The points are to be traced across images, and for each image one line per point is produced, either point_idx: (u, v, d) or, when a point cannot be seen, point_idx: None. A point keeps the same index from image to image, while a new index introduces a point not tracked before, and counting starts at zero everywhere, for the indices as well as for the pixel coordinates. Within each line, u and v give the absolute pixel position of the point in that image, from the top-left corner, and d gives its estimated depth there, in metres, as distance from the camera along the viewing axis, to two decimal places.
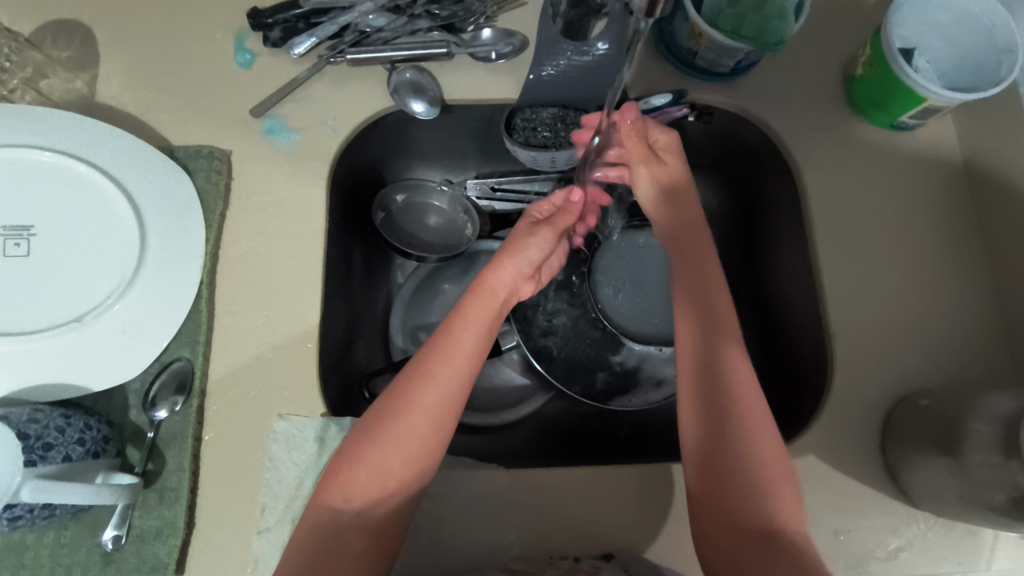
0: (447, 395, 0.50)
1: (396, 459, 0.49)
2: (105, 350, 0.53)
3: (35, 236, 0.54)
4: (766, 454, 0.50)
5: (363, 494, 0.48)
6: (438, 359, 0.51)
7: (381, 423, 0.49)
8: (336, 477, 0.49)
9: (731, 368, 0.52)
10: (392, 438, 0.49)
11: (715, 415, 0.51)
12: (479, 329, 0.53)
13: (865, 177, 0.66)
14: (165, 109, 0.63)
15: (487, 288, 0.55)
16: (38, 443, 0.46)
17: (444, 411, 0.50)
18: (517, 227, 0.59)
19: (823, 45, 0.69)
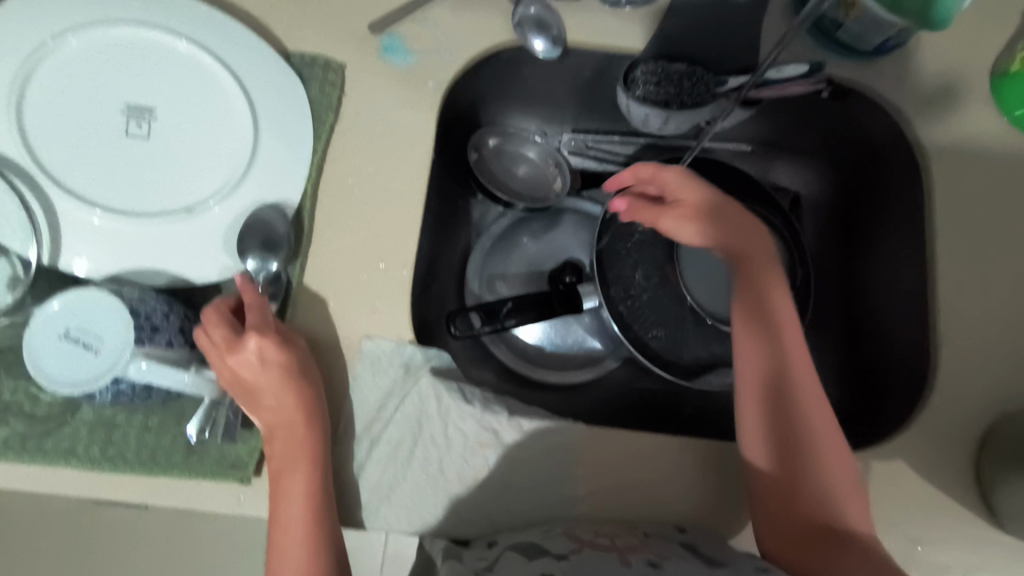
0: (274, 416, 0.49)
1: (298, 488, 0.48)
2: (208, 245, 0.52)
3: (157, 120, 0.52)
4: (830, 440, 0.51)
5: (304, 511, 0.47)
6: (244, 391, 0.48)
7: (280, 456, 0.49)
8: (285, 493, 0.48)
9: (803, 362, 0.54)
10: (287, 468, 0.48)
11: (772, 417, 0.52)
12: (267, 375, 0.48)
13: (999, 181, 0.61)
14: (284, 11, 0.61)
15: (221, 346, 0.47)
16: (147, 324, 0.46)
17: (278, 433, 0.49)
18: (213, 305, 0.49)
19: (977, 35, 0.64)
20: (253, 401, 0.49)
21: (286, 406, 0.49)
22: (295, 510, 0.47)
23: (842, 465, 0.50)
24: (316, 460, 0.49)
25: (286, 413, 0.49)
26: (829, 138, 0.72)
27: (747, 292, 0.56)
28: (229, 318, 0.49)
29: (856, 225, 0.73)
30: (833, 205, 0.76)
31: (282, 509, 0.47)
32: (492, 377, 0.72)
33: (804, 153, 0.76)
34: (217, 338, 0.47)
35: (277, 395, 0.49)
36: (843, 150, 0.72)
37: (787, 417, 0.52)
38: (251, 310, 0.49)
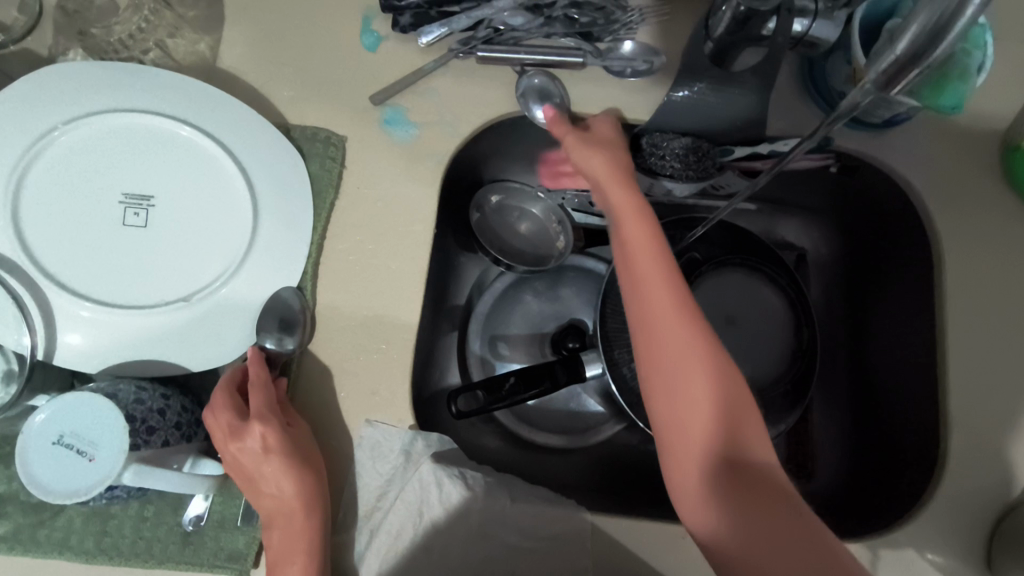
0: (277, 506, 0.47)
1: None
2: (206, 332, 0.51)
3: (155, 207, 0.51)
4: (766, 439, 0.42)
5: None
6: (244, 476, 0.47)
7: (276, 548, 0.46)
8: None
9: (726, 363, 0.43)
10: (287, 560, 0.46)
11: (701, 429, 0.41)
12: (265, 460, 0.46)
13: (1010, 257, 0.60)
14: (285, 83, 0.61)
15: (223, 427, 0.47)
16: (142, 427, 0.45)
17: (280, 522, 0.47)
18: (220, 383, 0.49)
19: (987, 105, 0.63)
20: (254, 488, 0.47)
21: (287, 496, 0.46)
22: None
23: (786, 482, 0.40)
24: (312, 556, 0.46)
25: (287, 503, 0.46)
26: (839, 201, 0.72)
27: (637, 284, 0.45)
28: (233, 399, 0.48)
29: (864, 289, 0.72)
30: (842, 265, 0.76)
31: None
32: (498, 443, 0.71)
33: (816, 213, 0.76)
34: (221, 418, 0.47)
35: (277, 483, 0.46)
36: (853, 214, 0.72)
37: (722, 440, 0.41)
38: (255, 391, 0.49)
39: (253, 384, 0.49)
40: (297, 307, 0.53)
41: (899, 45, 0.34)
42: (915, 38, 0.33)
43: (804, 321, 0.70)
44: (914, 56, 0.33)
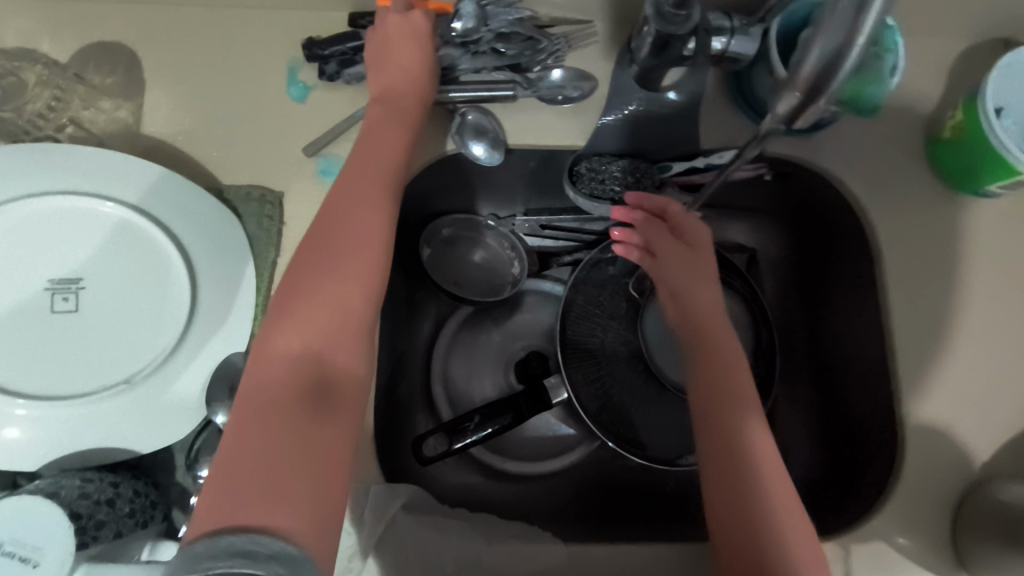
0: (332, 291, 0.46)
1: (304, 334, 0.45)
2: (153, 411, 0.50)
3: (84, 290, 0.50)
4: (786, 492, 0.47)
5: (278, 369, 0.43)
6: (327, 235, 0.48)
7: (298, 287, 0.46)
8: (269, 333, 0.45)
9: (728, 414, 0.51)
10: (302, 312, 0.45)
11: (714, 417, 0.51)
12: (366, 210, 0.50)
13: (945, 244, 0.63)
14: (214, 144, 0.60)
15: (376, 56, 0.57)
16: (91, 522, 0.43)
17: (327, 322, 0.45)
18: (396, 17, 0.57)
19: (907, 100, 0.65)
20: (333, 237, 0.48)
21: (361, 296, 0.47)
22: (272, 377, 0.43)
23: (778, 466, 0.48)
24: (384, 255, 0.49)
25: (354, 297, 0.46)
26: (782, 200, 0.72)
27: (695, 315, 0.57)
28: (384, 204, 0.51)
29: (817, 286, 0.72)
30: (790, 261, 0.76)
31: (265, 358, 0.44)
32: (477, 479, 0.71)
33: (761, 213, 0.75)
34: (382, 37, 0.57)
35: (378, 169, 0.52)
36: (796, 211, 0.72)
37: (732, 486, 0.48)
38: (399, 47, 0.57)
39: (396, 45, 0.57)
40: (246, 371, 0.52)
41: (801, 73, 0.34)
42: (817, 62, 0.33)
43: (761, 325, 0.71)
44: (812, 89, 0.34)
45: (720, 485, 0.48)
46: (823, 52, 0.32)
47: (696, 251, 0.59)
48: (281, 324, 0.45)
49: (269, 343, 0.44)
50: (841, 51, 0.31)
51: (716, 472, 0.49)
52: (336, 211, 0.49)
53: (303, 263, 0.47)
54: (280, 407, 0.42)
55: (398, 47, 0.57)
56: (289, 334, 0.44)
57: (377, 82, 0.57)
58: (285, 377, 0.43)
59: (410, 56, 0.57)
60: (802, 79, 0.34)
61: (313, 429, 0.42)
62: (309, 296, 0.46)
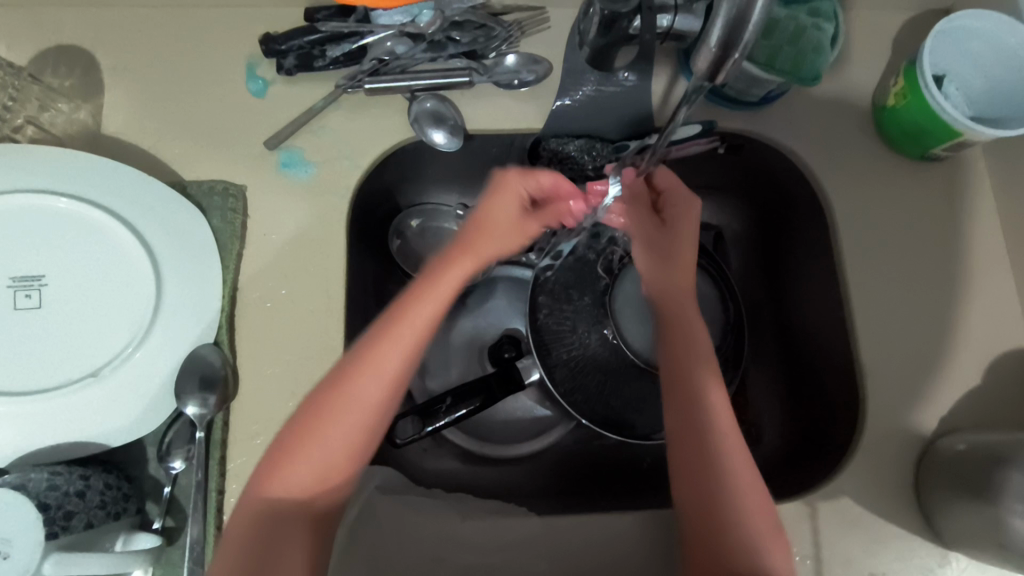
0: (361, 419, 0.49)
1: (335, 454, 0.48)
2: (121, 404, 0.50)
3: (47, 286, 0.51)
4: (733, 432, 0.53)
5: (297, 485, 0.47)
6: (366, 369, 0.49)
7: (319, 412, 0.49)
8: (306, 426, 0.48)
9: (686, 371, 0.56)
10: (323, 435, 0.48)
11: (683, 420, 0.54)
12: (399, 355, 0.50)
13: (897, 208, 0.65)
14: (175, 141, 0.60)
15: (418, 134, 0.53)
16: (60, 513, 0.44)
17: (353, 446, 0.49)
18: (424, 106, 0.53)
19: (853, 71, 0.67)
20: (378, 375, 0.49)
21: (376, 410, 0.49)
22: (303, 453, 0.48)
23: (745, 469, 0.52)
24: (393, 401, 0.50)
25: (371, 412, 0.49)
26: (740, 175, 0.74)
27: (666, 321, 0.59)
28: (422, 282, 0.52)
29: (779, 256, 0.74)
30: (751, 235, 0.78)
31: (306, 435, 0.48)
32: (456, 464, 0.72)
33: (722, 189, 0.77)
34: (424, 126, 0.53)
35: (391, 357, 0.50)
36: (754, 185, 0.74)
37: (697, 485, 0.52)
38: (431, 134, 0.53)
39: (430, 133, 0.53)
40: (217, 364, 0.53)
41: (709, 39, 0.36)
42: (726, 22, 0.35)
43: (727, 297, 0.72)
44: (728, 43, 0.35)
45: (678, 434, 0.54)
46: (731, 6, 0.34)
47: (669, 229, 0.60)
48: (313, 433, 0.48)
49: (276, 474, 0.47)
50: (748, 1, 0.34)
51: (679, 457, 0.53)
52: (333, 386, 0.49)
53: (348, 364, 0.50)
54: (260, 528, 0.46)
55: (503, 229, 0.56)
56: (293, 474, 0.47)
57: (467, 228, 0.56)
58: (283, 491, 0.47)
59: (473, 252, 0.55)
60: (714, 42, 0.36)
61: (286, 556, 0.46)
62: (313, 432, 0.48)
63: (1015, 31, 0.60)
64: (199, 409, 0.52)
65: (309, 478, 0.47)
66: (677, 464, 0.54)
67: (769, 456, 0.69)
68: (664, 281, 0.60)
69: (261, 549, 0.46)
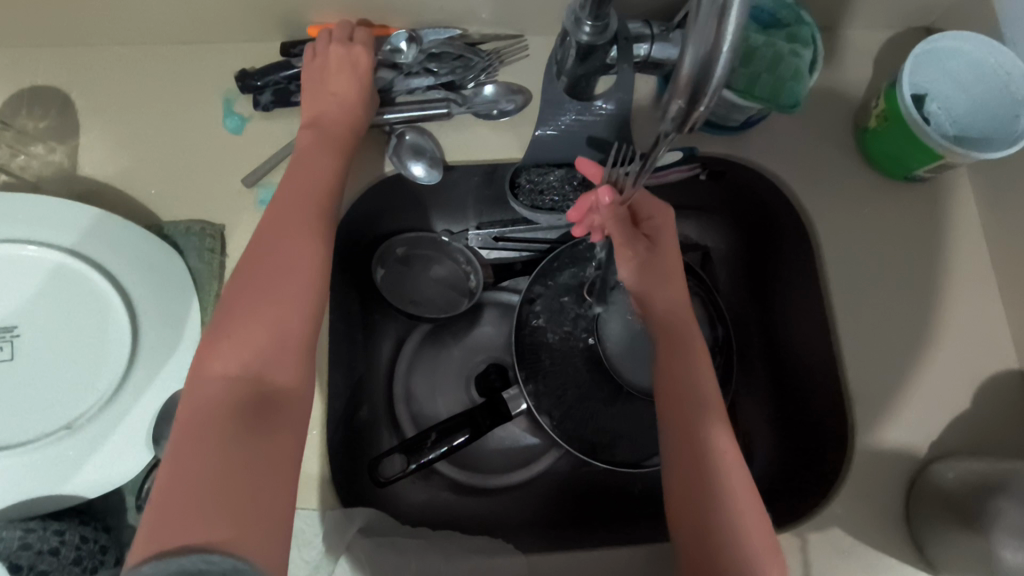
0: (275, 309, 0.47)
1: (245, 353, 0.45)
2: (96, 456, 0.49)
3: (19, 337, 0.51)
4: (741, 477, 0.50)
5: (231, 359, 0.44)
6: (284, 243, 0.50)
7: (236, 304, 0.47)
8: (211, 344, 0.45)
9: (688, 411, 0.53)
10: (244, 330, 0.46)
11: (690, 476, 0.51)
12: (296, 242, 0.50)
13: (882, 229, 0.64)
14: (152, 180, 0.60)
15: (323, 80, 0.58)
16: (32, 572, 0.45)
17: (274, 354, 0.46)
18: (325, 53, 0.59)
19: (834, 92, 0.67)
20: (294, 238, 0.50)
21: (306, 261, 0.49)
22: (216, 359, 0.44)
23: (757, 533, 0.48)
24: (316, 309, 0.49)
25: (301, 259, 0.49)
26: (723, 198, 0.73)
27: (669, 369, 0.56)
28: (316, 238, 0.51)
29: (766, 278, 0.74)
30: (738, 256, 0.77)
31: (212, 359, 0.44)
32: (446, 497, 0.71)
33: (707, 212, 0.76)
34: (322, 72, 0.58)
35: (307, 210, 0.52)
36: (738, 208, 0.73)
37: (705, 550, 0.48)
38: (337, 71, 0.58)
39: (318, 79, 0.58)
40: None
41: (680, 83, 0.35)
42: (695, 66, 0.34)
43: (716, 319, 0.71)
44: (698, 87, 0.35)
45: (677, 467, 0.52)
46: (699, 51, 0.34)
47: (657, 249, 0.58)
48: (216, 341, 0.45)
49: (206, 364, 0.44)
50: (715, 46, 0.33)
51: (683, 515, 0.50)
52: (255, 252, 0.49)
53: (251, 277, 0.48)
54: (219, 422, 0.41)
55: (335, 73, 0.58)
56: (225, 353, 0.44)
57: (308, 107, 0.58)
58: (220, 366, 0.44)
59: (345, 89, 0.58)
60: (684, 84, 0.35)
61: (258, 435, 0.42)
62: (239, 314, 0.46)
63: (996, 51, 0.59)
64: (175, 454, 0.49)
65: (235, 367, 0.44)
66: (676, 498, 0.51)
67: (761, 481, 0.68)
68: (657, 300, 0.58)
69: (222, 472, 0.40)
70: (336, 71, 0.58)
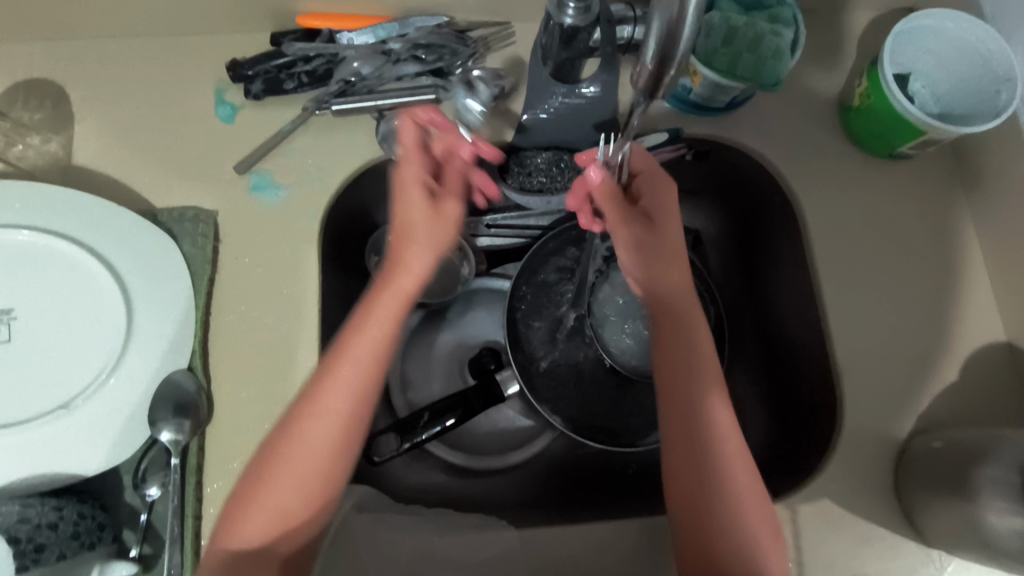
0: (304, 472, 0.47)
1: (294, 498, 0.47)
2: (92, 435, 0.50)
3: (16, 320, 0.52)
4: (737, 450, 0.52)
5: (259, 531, 0.47)
6: (329, 380, 0.49)
7: (279, 438, 0.48)
8: (250, 500, 0.47)
9: (687, 388, 0.53)
10: (285, 474, 0.47)
11: (691, 460, 0.51)
12: (351, 392, 0.49)
13: (867, 205, 0.65)
14: (145, 169, 0.61)
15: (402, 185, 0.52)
16: (30, 547, 0.45)
17: (311, 476, 0.47)
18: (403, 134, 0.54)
19: (818, 72, 0.67)
20: (343, 376, 0.49)
21: (344, 400, 0.48)
22: (257, 493, 0.47)
23: (755, 512, 0.50)
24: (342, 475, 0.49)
25: (337, 412, 0.48)
26: (711, 181, 0.74)
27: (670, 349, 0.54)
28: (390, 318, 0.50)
29: (755, 258, 0.74)
30: (729, 238, 0.77)
31: (262, 480, 0.47)
32: (441, 478, 0.72)
33: (697, 194, 0.77)
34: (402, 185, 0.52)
35: (326, 420, 0.48)
36: (726, 189, 0.74)
37: (705, 534, 0.50)
38: (412, 162, 0.53)
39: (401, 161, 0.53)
40: (193, 391, 0.54)
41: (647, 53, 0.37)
42: (660, 35, 0.36)
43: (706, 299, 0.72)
44: (663, 56, 0.36)
45: (675, 446, 0.52)
46: (662, 23, 0.35)
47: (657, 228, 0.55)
48: (251, 504, 0.47)
49: (233, 531, 0.47)
50: (678, 18, 0.34)
51: (685, 499, 0.51)
52: (284, 437, 0.48)
53: (298, 407, 0.49)
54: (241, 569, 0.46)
55: (450, 191, 0.53)
56: (252, 522, 0.46)
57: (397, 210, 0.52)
58: (249, 537, 0.47)
59: (410, 268, 0.51)
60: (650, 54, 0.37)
61: None
62: (262, 501, 0.47)
63: (976, 30, 0.60)
64: (173, 434, 0.51)
65: (289, 500, 0.47)
66: (674, 472, 0.52)
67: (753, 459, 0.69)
68: (657, 280, 0.54)
69: None
70: (434, 227, 0.51)
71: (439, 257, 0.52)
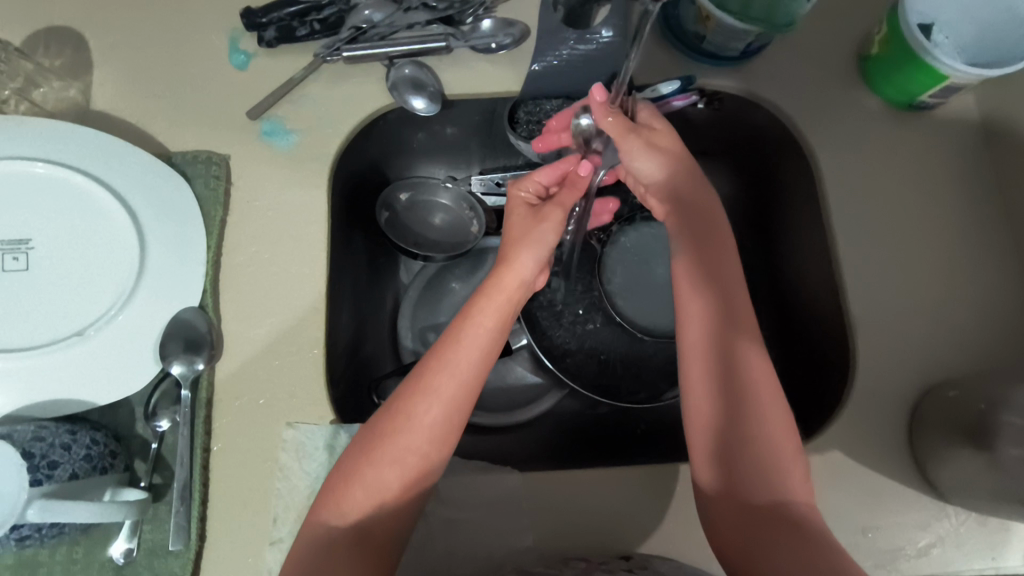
0: (406, 452, 0.48)
1: (394, 473, 0.48)
2: (106, 363, 0.52)
3: (33, 250, 0.53)
4: (781, 422, 0.49)
5: (360, 505, 0.48)
6: (438, 366, 0.50)
7: (384, 425, 0.49)
8: (343, 481, 0.48)
9: (722, 330, 0.52)
10: (388, 455, 0.48)
11: (727, 411, 0.50)
12: (460, 377, 0.50)
13: (886, 158, 0.63)
14: (161, 114, 0.62)
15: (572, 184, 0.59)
16: (43, 462, 0.46)
17: (414, 449, 0.49)
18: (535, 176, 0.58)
19: (835, 23, 0.66)
20: (451, 360, 0.51)
21: (458, 384, 0.50)
22: (363, 473, 0.48)
23: (794, 475, 0.48)
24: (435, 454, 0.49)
25: (444, 399, 0.50)
26: (725, 139, 0.73)
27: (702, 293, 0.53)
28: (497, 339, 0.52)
29: (768, 218, 0.73)
30: (744, 200, 0.76)
31: (370, 452, 0.49)
32: None
33: (710, 156, 0.76)
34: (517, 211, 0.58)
35: (442, 405, 0.49)
36: (740, 147, 0.73)
37: (739, 490, 0.48)
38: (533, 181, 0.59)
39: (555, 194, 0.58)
40: (204, 328, 0.55)
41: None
42: None
43: None
44: None
45: (709, 398, 0.50)
46: None
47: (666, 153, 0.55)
48: (355, 476, 0.48)
49: (336, 503, 0.48)
50: None
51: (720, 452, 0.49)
52: (404, 407, 0.49)
53: (401, 394, 0.50)
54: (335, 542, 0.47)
55: (570, 192, 0.58)
56: (355, 495, 0.48)
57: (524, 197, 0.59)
58: (351, 508, 0.48)
59: (516, 264, 0.55)
60: None
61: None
62: (363, 476, 0.48)
63: None
64: (184, 368, 0.52)
65: (393, 472, 0.48)
66: (710, 440, 0.50)
67: None
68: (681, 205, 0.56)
69: None
70: (539, 225, 0.56)
71: (549, 248, 0.56)
